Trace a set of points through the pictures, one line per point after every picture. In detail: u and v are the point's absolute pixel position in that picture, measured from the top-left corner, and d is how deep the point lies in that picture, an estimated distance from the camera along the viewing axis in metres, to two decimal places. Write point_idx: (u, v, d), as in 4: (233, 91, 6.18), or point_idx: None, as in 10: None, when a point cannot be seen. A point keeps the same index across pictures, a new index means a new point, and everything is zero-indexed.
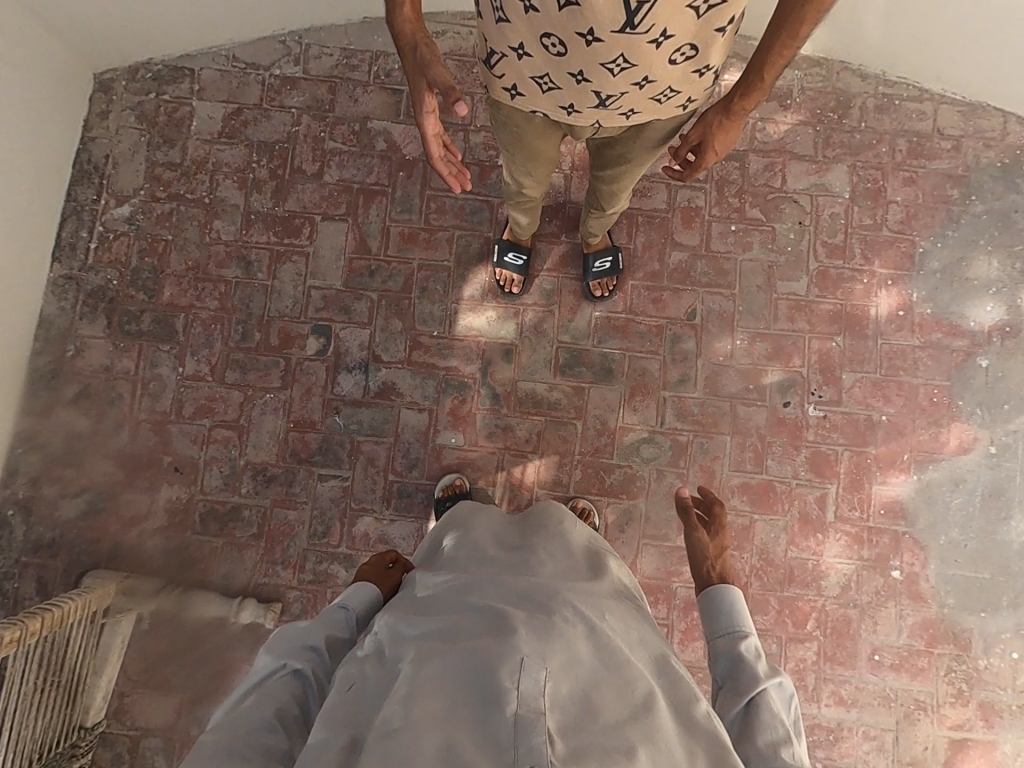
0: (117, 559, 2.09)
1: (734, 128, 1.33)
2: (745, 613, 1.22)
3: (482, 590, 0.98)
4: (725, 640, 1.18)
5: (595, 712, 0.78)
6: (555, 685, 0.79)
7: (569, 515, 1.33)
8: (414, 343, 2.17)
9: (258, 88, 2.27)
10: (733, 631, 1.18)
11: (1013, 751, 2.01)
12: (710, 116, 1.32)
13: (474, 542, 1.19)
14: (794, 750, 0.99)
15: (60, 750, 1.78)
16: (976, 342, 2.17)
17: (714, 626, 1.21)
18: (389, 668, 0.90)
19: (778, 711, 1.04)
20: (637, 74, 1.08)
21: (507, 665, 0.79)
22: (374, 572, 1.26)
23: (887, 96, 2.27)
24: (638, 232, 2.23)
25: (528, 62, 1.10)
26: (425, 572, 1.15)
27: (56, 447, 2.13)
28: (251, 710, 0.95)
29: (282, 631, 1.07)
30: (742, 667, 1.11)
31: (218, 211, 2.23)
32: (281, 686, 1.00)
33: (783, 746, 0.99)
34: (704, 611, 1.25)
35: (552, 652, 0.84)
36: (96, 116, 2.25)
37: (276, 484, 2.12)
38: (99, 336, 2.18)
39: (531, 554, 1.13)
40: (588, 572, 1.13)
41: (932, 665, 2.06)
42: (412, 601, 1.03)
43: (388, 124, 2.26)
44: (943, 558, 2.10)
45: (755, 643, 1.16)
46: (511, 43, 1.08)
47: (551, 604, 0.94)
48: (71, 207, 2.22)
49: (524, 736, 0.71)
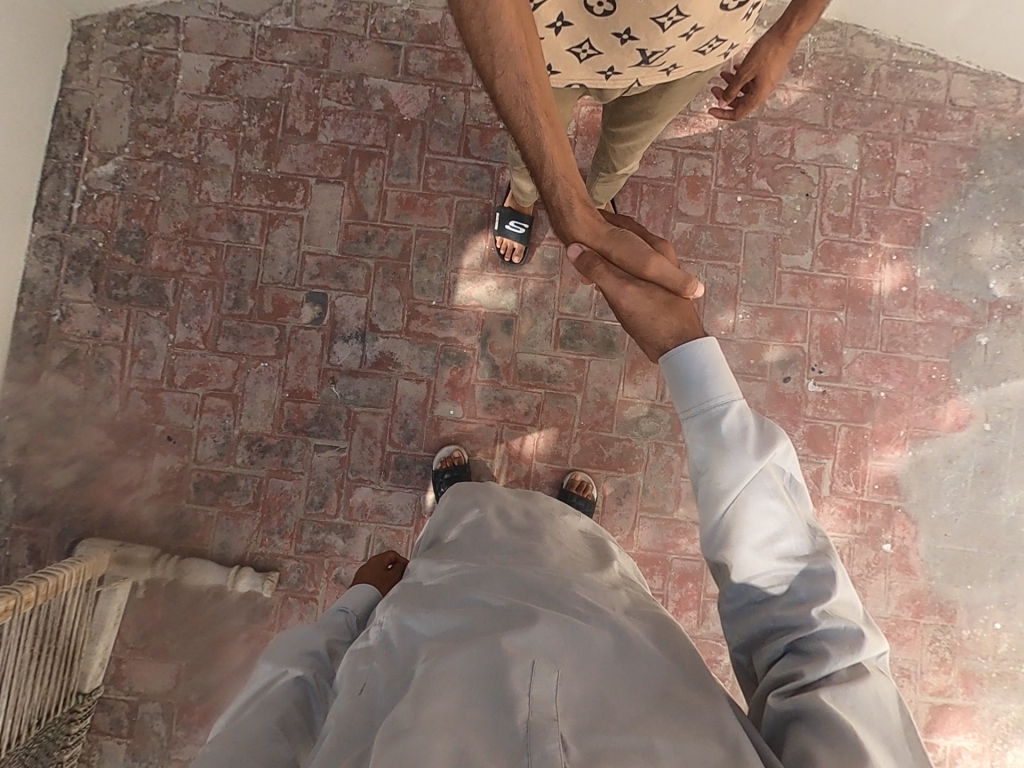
0: (110, 527, 2.07)
1: (785, 55, 1.39)
2: (722, 370, 0.96)
3: (491, 583, 0.97)
4: (701, 422, 0.94)
5: (610, 709, 0.76)
6: (568, 687, 0.77)
7: (572, 511, 1.33)
8: (412, 312, 2.12)
9: (247, 41, 2.15)
10: (711, 407, 0.94)
11: (990, 715, 2.09)
12: (763, 44, 1.37)
13: (480, 527, 1.17)
14: (794, 540, 0.89)
15: (60, 714, 1.78)
16: (977, 319, 2.17)
17: (686, 401, 0.97)
18: (398, 664, 0.89)
19: (778, 498, 0.90)
20: (687, 27, 1.03)
21: (518, 669, 0.78)
22: (374, 574, 1.43)
23: (900, 64, 2.20)
24: (643, 201, 2.18)
25: (567, 32, 1.05)
26: (429, 557, 1.13)
27: (45, 414, 2.08)
28: (251, 722, 0.90)
29: (281, 640, 1.07)
30: (721, 468, 0.90)
31: (208, 172, 2.14)
32: (281, 692, 0.97)
33: (777, 540, 0.89)
34: (673, 383, 0.99)
35: (565, 654, 0.83)
36: (75, 67, 2.13)
37: (271, 454, 2.09)
38: (85, 300, 2.11)
39: (538, 542, 1.11)
40: (595, 563, 1.12)
41: (917, 635, 2.11)
42: (417, 592, 1.02)
43: (386, 82, 2.16)
44: (933, 532, 2.13)
45: (739, 409, 0.93)
46: (549, 19, 1.02)
47: (562, 602, 0.93)
48: (52, 164, 2.12)
49: (537, 742, 0.70)
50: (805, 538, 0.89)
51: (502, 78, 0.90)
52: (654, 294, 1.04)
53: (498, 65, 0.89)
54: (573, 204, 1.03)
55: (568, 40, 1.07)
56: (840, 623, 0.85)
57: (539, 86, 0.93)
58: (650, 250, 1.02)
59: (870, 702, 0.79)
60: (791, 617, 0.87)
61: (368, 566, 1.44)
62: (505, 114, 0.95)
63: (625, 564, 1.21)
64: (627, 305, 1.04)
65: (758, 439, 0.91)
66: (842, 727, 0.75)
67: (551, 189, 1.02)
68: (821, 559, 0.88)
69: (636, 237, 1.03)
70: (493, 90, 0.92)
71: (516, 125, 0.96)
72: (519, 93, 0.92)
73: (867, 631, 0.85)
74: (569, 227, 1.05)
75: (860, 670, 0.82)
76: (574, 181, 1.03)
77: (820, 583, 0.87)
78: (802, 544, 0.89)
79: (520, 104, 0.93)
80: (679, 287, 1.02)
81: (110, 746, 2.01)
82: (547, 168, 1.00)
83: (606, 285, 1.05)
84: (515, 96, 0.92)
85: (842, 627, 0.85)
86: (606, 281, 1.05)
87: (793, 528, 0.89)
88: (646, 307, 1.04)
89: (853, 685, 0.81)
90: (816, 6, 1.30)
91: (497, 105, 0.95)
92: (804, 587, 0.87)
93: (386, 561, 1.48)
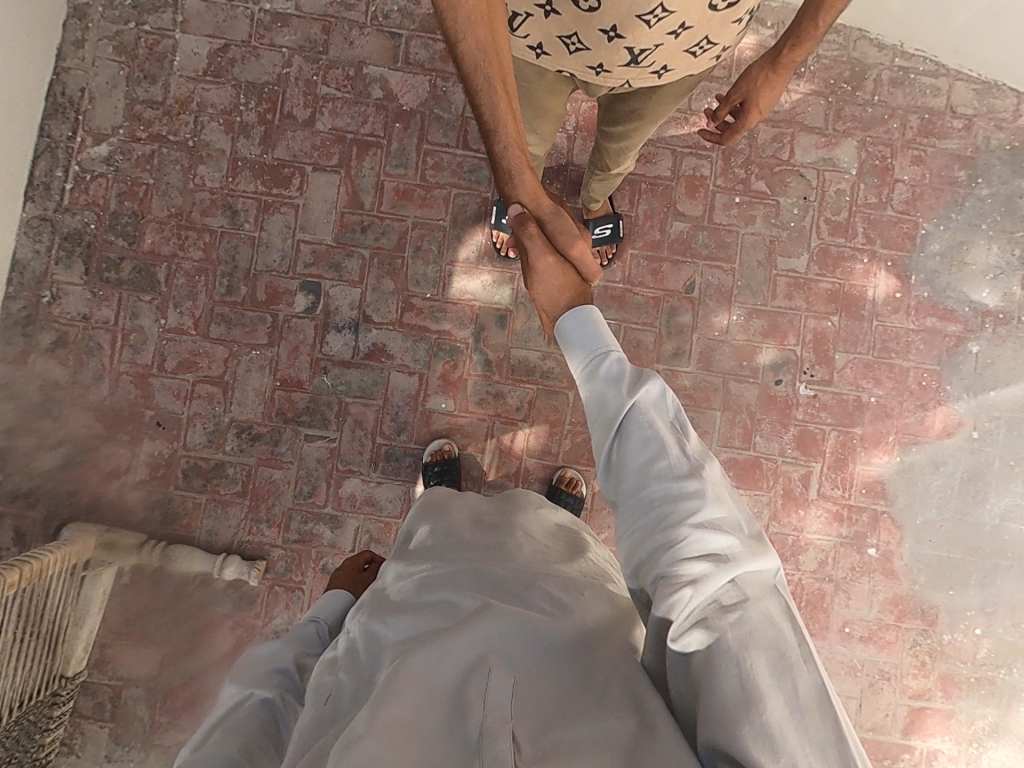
0: (96, 511, 2.06)
1: (778, 84, 1.39)
2: (603, 328, 1.03)
3: (457, 581, 0.97)
4: (584, 373, 1.01)
5: (569, 711, 0.77)
6: (525, 691, 0.78)
7: (548, 504, 1.33)
8: (405, 304, 2.11)
9: (247, 24, 2.13)
10: (593, 358, 1.01)
11: (967, 719, 2.11)
12: (755, 70, 1.38)
13: (451, 524, 1.17)
14: (670, 459, 0.90)
15: (42, 698, 1.78)
16: (969, 327, 2.18)
17: (575, 356, 1.03)
18: (364, 669, 0.90)
19: (653, 426, 0.93)
20: (674, 23, 1.01)
21: (475, 677, 0.79)
22: (349, 576, 1.53)
23: (903, 69, 2.20)
24: (641, 199, 2.18)
25: (555, 21, 1.05)
26: (400, 560, 1.12)
27: (33, 396, 2.06)
28: (216, 748, 0.89)
29: (247, 661, 1.06)
30: (600, 408, 0.98)
31: (203, 156, 2.12)
32: (247, 715, 0.96)
33: (653, 461, 0.91)
34: (563, 346, 1.05)
35: (524, 657, 0.83)
36: (70, 45, 2.10)
37: (261, 443, 2.08)
38: (76, 283, 2.09)
39: (509, 534, 1.11)
40: (568, 552, 1.12)
41: (899, 639, 2.13)
42: (387, 597, 1.02)
43: (385, 71, 2.14)
44: (918, 538, 2.15)
45: (619, 358, 1.00)
46: (538, 3, 1.02)
47: (527, 600, 0.93)
48: (45, 144, 2.09)
49: (489, 744, 0.71)
50: (681, 459, 0.91)
51: (463, 43, 0.94)
52: (565, 271, 1.11)
53: (457, 27, 0.92)
54: (522, 166, 1.06)
55: (557, 29, 1.07)
56: (716, 536, 0.83)
57: (497, 55, 0.97)
58: (577, 231, 1.10)
59: (766, 630, 0.75)
60: (667, 531, 0.85)
61: (342, 570, 1.53)
62: (465, 77, 0.98)
63: (598, 552, 1.21)
64: (541, 273, 1.11)
65: (631, 380, 0.97)
66: (736, 669, 0.72)
67: (501, 151, 1.05)
68: (697, 477, 0.89)
69: (568, 217, 1.10)
70: (455, 52, 0.95)
71: (473, 88, 0.99)
72: (480, 60, 0.95)
73: (745, 543, 0.83)
74: (506, 189, 1.09)
75: (746, 592, 0.79)
76: (524, 149, 1.06)
77: (693, 496, 0.87)
78: (680, 465, 0.90)
79: (478, 67, 0.96)
80: (587, 272, 1.12)
81: (92, 730, 2.01)
82: (500, 131, 1.02)
83: (531, 247, 1.09)
84: (477, 61, 0.96)
85: (720, 537, 0.83)
86: (535, 243, 1.09)
87: (668, 450, 0.91)
88: (556, 281, 1.11)
89: (744, 615, 0.76)
90: (811, 37, 1.28)
91: (459, 66, 0.97)
92: (681, 502, 0.87)
93: (360, 561, 1.57)
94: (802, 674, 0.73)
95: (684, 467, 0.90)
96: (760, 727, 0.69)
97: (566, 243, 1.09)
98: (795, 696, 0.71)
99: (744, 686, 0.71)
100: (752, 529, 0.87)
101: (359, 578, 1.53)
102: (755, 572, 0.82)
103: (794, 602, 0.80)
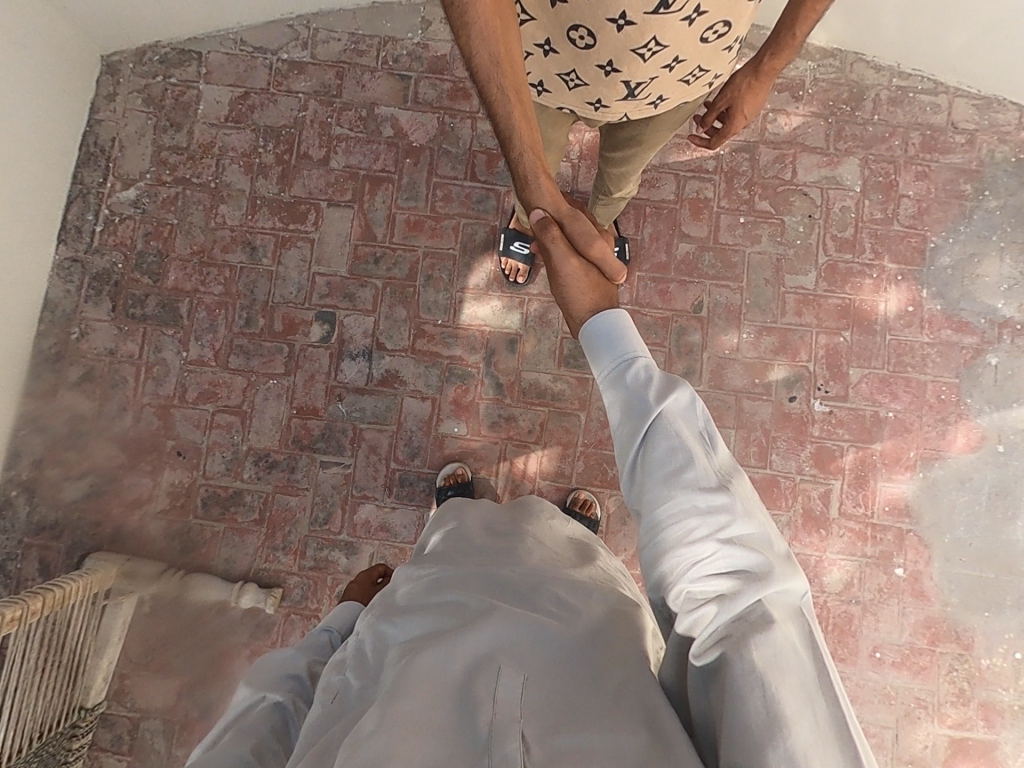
0: (118, 542, 2.10)
1: (761, 91, 1.43)
2: (632, 332, 1.00)
3: (465, 582, 0.96)
4: (611, 378, 0.97)
5: (576, 712, 0.76)
6: (532, 692, 0.77)
7: (560, 515, 1.32)
8: (417, 331, 2.16)
9: (265, 73, 2.26)
10: (618, 362, 0.98)
11: (1014, 751, 2.00)
12: (739, 78, 1.41)
13: (462, 531, 1.16)
14: (701, 474, 0.87)
15: (60, 730, 1.78)
16: (986, 339, 2.15)
17: (600, 362, 1.00)
18: (371, 669, 0.89)
19: (682, 436, 0.89)
20: (668, 57, 1.05)
21: (483, 676, 0.78)
22: (365, 588, 1.63)
23: (901, 89, 2.24)
24: (646, 223, 2.22)
25: (555, 58, 1.10)
26: (411, 564, 1.11)
27: (60, 429, 2.13)
28: (227, 747, 0.90)
29: (260, 665, 1.07)
30: (629, 413, 0.93)
31: (224, 196, 2.22)
32: (259, 717, 0.97)
33: (683, 471, 0.87)
34: (589, 349, 1.02)
35: (531, 656, 0.83)
36: (103, 99, 2.24)
37: (278, 470, 2.12)
38: (103, 319, 2.18)
39: (519, 541, 1.10)
40: (576, 559, 1.11)
41: (934, 664, 2.04)
42: (395, 600, 1.01)
43: (396, 110, 2.24)
44: (947, 557, 2.08)
45: (646, 363, 0.96)
46: (537, 40, 1.08)
47: (534, 602, 0.92)
48: (77, 190, 2.21)
49: (497, 744, 0.70)
50: (710, 471, 0.87)
51: (477, 58, 0.96)
52: (590, 273, 1.13)
53: (472, 42, 0.95)
54: (538, 172, 1.09)
55: (557, 66, 1.13)
56: (746, 552, 0.83)
57: (511, 67, 0.99)
58: (596, 233, 1.12)
59: (790, 656, 0.73)
60: (694, 545, 0.83)
61: (358, 582, 1.63)
62: (480, 90, 1.00)
63: (610, 562, 1.20)
64: (565, 275, 1.12)
65: (660, 385, 0.93)
66: (765, 692, 0.70)
67: (517, 159, 1.07)
68: (725, 493, 0.86)
69: (587, 220, 1.12)
70: (470, 67, 0.98)
71: (488, 100, 1.01)
72: (493, 73, 0.98)
73: (775, 565, 0.82)
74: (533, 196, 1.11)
75: (770, 616, 0.77)
76: (540, 153, 1.09)
77: (721, 513, 0.84)
78: (708, 478, 0.87)
79: (492, 80, 0.98)
80: (611, 273, 1.13)
81: (109, 763, 2.00)
82: (515, 139, 1.04)
83: (554, 251, 1.12)
84: (490, 74, 0.98)
85: (751, 564, 0.82)
86: (557, 247, 1.11)
87: (697, 461, 0.88)
88: (581, 283, 1.11)
89: (772, 638, 0.75)
90: (790, 46, 1.34)
91: (473, 81, 1.00)
92: (709, 518, 0.84)
93: (374, 574, 1.66)
94: (823, 702, 0.71)
95: (713, 478, 0.86)
96: (784, 753, 0.66)
97: (587, 246, 1.11)
98: (818, 727, 0.69)
99: (771, 709, 0.69)
100: (782, 546, 0.86)
101: (372, 591, 1.62)
102: (783, 594, 0.81)
103: (817, 630, 0.79)
